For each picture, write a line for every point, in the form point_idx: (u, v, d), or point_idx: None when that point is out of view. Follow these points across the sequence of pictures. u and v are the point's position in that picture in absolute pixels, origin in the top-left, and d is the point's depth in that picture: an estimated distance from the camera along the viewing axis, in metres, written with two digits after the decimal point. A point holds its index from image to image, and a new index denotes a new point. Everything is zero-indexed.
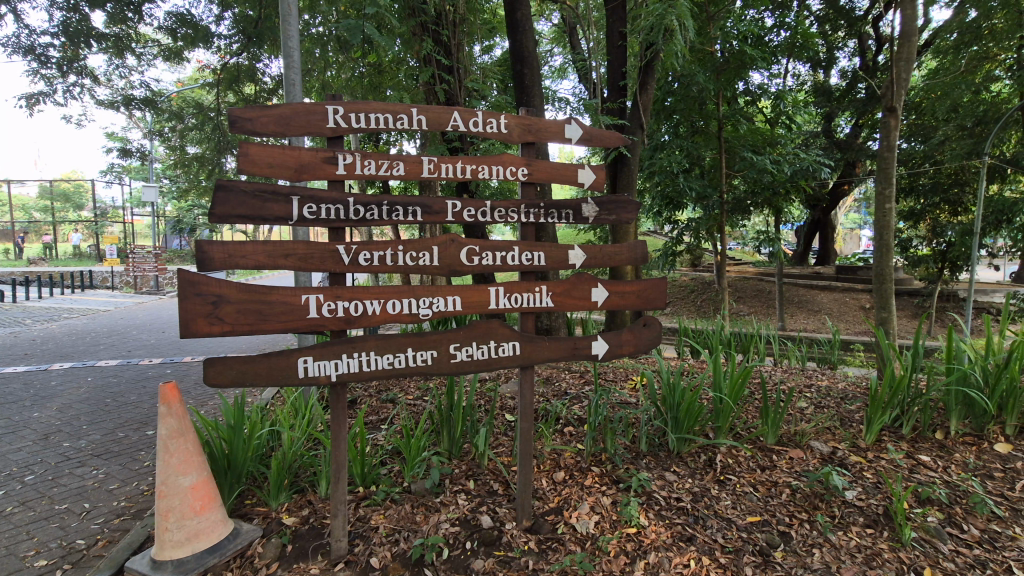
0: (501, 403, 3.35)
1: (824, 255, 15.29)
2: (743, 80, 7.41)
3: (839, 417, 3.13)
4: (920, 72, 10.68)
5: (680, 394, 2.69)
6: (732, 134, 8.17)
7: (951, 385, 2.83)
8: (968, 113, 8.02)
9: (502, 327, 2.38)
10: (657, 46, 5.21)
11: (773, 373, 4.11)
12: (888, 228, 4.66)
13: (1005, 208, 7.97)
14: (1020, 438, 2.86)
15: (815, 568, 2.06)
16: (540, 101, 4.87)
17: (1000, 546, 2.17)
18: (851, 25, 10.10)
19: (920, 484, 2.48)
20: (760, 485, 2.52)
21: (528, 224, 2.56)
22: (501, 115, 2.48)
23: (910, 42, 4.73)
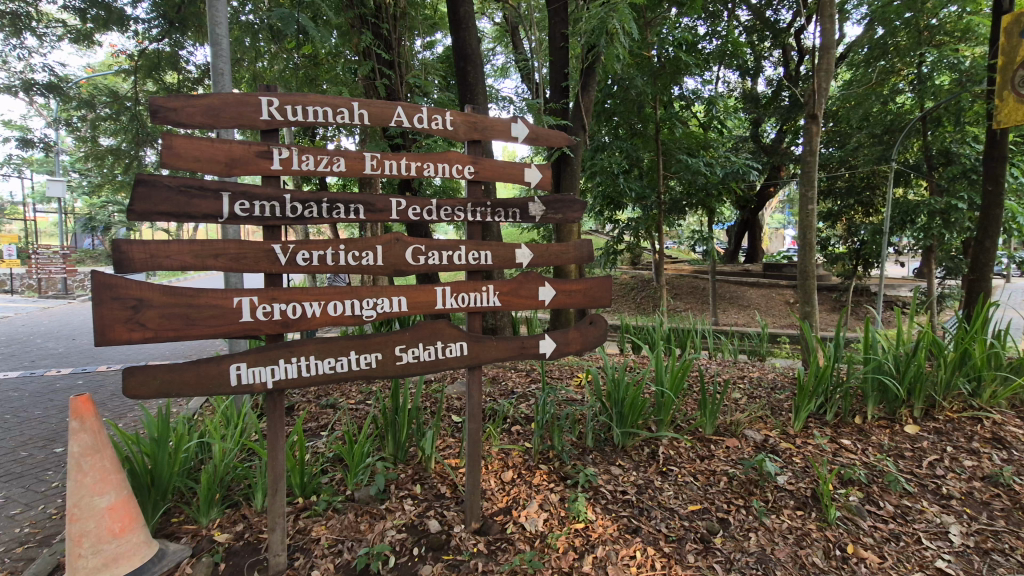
0: (447, 405, 3.30)
1: (753, 253, 16.21)
2: (679, 85, 7.71)
3: (770, 406, 3.31)
4: (836, 83, 11.51)
5: (624, 390, 2.75)
6: (668, 137, 8.49)
7: (868, 372, 3.06)
8: (877, 122, 8.50)
9: (449, 327, 2.33)
10: (599, 49, 5.32)
11: (709, 367, 4.30)
12: (810, 228, 5.00)
13: (910, 210, 8.71)
14: (925, 419, 3.14)
15: (752, 551, 2.16)
16: (483, 100, 4.84)
17: (911, 519, 2.37)
18: (775, 36, 10.75)
19: (842, 466, 2.66)
20: (700, 474, 2.62)
21: (475, 223, 2.53)
22: (446, 112, 2.43)
23: (829, 54, 5.08)
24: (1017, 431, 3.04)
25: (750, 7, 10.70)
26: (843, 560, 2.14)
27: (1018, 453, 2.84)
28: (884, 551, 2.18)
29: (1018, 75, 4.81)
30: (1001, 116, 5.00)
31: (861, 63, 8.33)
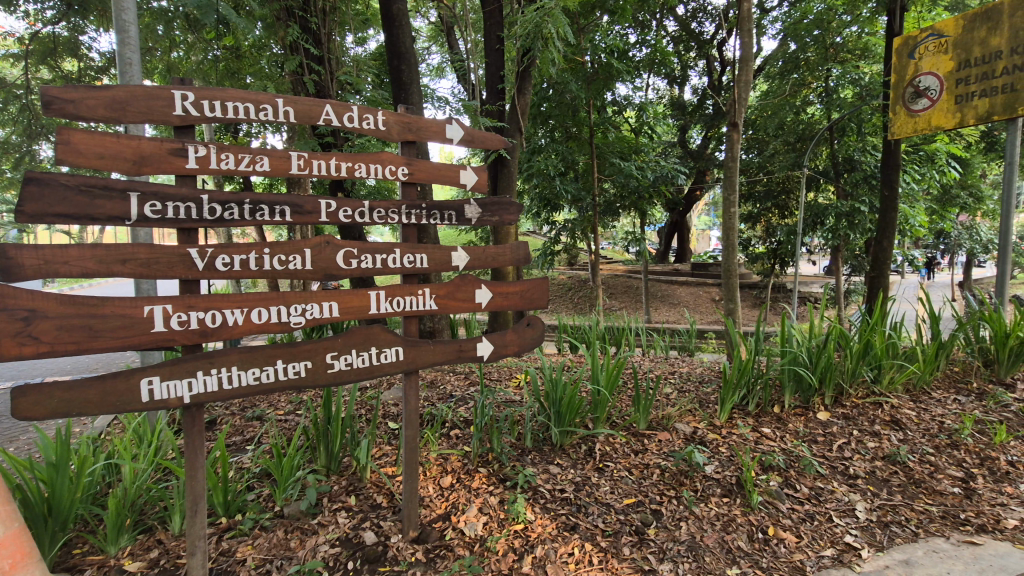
0: (383, 412, 3.21)
1: (682, 253, 17.00)
2: (611, 90, 7.96)
3: (697, 399, 3.47)
4: (754, 93, 12.29)
5: (562, 389, 2.79)
6: (602, 141, 8.74)
7: (784, 364, 3.28)
8: (791, 131, 9.16)
9: (384, 331, 2.27)
10: (534, 52, 5.39)
11: (642, 363, 4.46)
12: (733, 229, 5.30)
13: (819, 213, 9.44)
14: (835, 406, 3.41)
15: (683, 539, 2.26)
16: (418, 99, 4.77)
17: (823, 499, 2.56)
18: (700, 47, 11.33)
19: (763, 453, 2.83)
20: (634, 468, 2.70)
21: (409, 225, 2.47)
22: (378, 111, 2.36)
23: (747, 66, 5.41)
24: (911, 413, 3.37)
25: (676, 19, 11.24)
26: (765, 541, 2.27)
27: (911, 433, 3.14)
28: (800, 531, 2.34)
29: (907, 92, 5.33)
30: (894, 128, 5.52)
31: (776, 75, 8.94)
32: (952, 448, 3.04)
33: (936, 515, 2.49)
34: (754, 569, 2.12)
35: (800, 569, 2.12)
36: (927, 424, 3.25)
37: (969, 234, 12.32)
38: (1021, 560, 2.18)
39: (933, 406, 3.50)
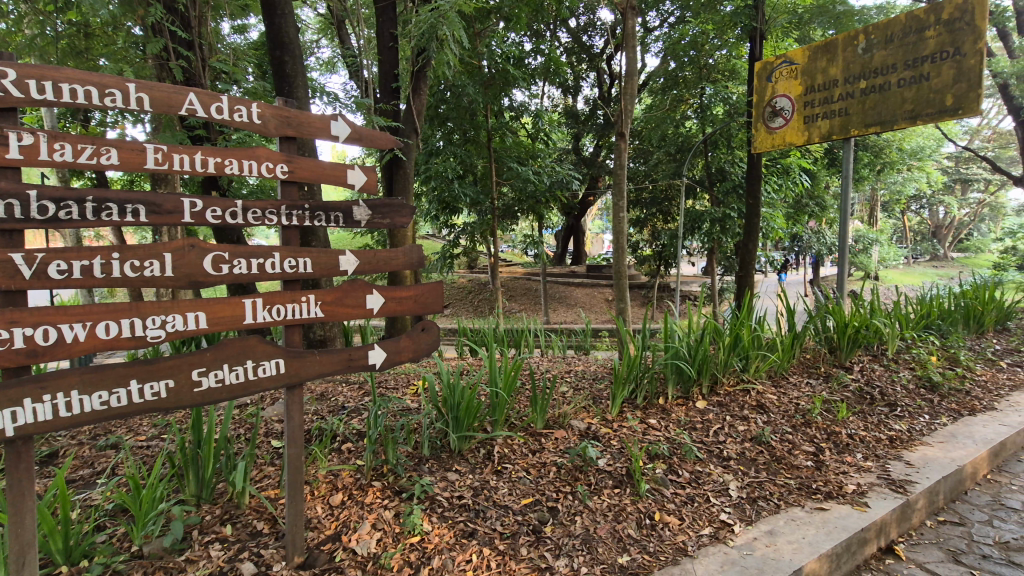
0: (265, 430, 2.97)
1: (578, 255, 17.77)
2: (508, 95, 8.10)
3: (591, 395, 3.61)
4: (640, 105, 13.17)
5: (459, 394, 2.75)
6: (500, 145, 8.86)
7: (667, 358, 3.52)
8: (672, 142, 9.94)
9: (262, 342, 2.07)
10: (430, 53, 5.32)
11: (539, 363, 4.56)
12: (622, 232, 5.63)
13: (697, 219, 10.33)
14: (711, 395, 3.72)
15: (577, 533, 2.32)
16: (304, 94, 4.50)
17: (701, 482, 2.78)
18: (590, 60, 11.91)
19: (650, 443, 3.01)
20: (532, 467, 2.74)
21: (291, 228, 2.29)
22: (252, 103, 2.15)
23: (632, 80, 5.78)
24: (773, 397, 3.78)
25: (569, 31, 11.71)
26: (651, 527, 2.41)
27: (774, 416, 3.52)
28: (682, 513, 2.52)
29: (766, 110, 6.05)
30: (756, 143, 6.27)
31: (659, 90, 9.64)
32: (806, 426, 3.45)
33: (793, 487, 2.81)
34: (643, 555, 2.23)
35: (683, 550, 2.27)
36: (785, 406, 3.66)
37: (816, 238, 14.18)
38: (859, 520, 2.52)
39: (791, 389, 3.95)
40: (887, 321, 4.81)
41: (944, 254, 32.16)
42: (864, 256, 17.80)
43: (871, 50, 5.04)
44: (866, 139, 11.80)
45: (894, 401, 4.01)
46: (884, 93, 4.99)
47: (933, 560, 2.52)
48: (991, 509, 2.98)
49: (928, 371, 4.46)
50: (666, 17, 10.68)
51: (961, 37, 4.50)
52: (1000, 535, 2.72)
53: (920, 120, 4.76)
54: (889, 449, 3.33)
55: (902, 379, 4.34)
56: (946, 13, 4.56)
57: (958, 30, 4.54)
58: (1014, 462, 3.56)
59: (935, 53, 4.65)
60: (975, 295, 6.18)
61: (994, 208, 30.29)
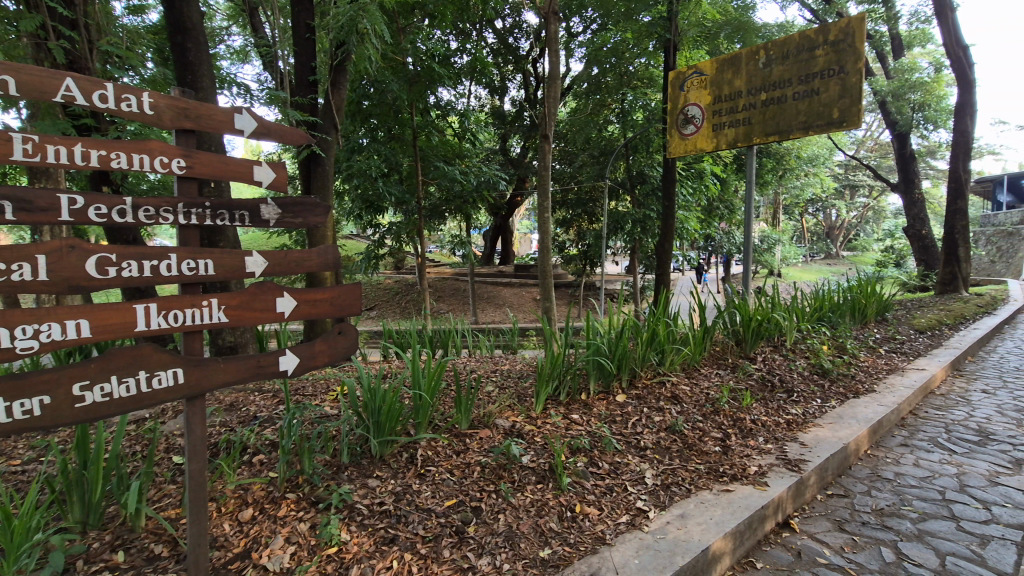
0: (165, 445, 2.76)
1: (506, 255, 17.95)
2: (434, 94, 8.01)
3: (516, 394, 3.65)
4: (564, 108, 13.49)
5: (380, 398, 2.69)
6: (426, 144, 8.75)
7: (589, 355, 3.64)
8: (596, 146, 10.27)
9: (156, 350, 1.91)
10: (350, 47, 5.16)
11: (465, 364, 4.55)
12: (547, 232, 5.75)
13: (619, 220, 10.75)
14: (630, 388, 3.89)
15: (500, 531, 2.34)
16: (210, 84, 4.21)
17: (619, 472, 2.89)
18: (516, 62, 12.02)
19: (572, 438, 3.10)
20: (455, 469, 2.73)
21: (191, 228, 2.13)
22: (142, 92, 1.98)
23: (554, 85, 5.93)
24: (686, 388, 4.01)
25: (495, 32, 11.75)
26: (572, 519, 2.47)
27: (687, 406, 3.74)
28: (601, 504, 2.61)
29: (679, 118, 6.40)
30: (671, 148, 6.62)
31: (583, 94, 9.92)
32: (714, 414, 3.69)
33: (703, 472, 2.99)
34: (564, 547, 2.28)
35: (601, 539, 2.35)
36: (697, 396, 3.90)
37: (727, 238, 15.21)
38: (759, 498, 2.73)
39: (702, 380, 4.22)
40: (786, 314, 5.25)
41: (835, 252, 35.58)
42: (768, 255, 19.32)
43: (770, 65, 5.47)
44: (769, 147, 12.79)
45: (791, 387, 4.38)
46: (782, 105, 5.42)
47: (822, 530, 2.79)
48: (870, 481, 3.33)
49: (820, 359, 4.92)
50: (588, 24, 11.02)
51: (846, 56, 4.99)
52: (877, 503, 3.05)
53: (812, 130, 5.22)
54: (787, 431, 3.64)
55: (798, 367, 4.76)
56: (833, 34, 5.04)
57: (842, 50, 5.03)
58: (889, 437, 4.00)
59: (824, 70, 5.12)
60: (859, 290, 6.88)
61: (876, 212, 33.86)
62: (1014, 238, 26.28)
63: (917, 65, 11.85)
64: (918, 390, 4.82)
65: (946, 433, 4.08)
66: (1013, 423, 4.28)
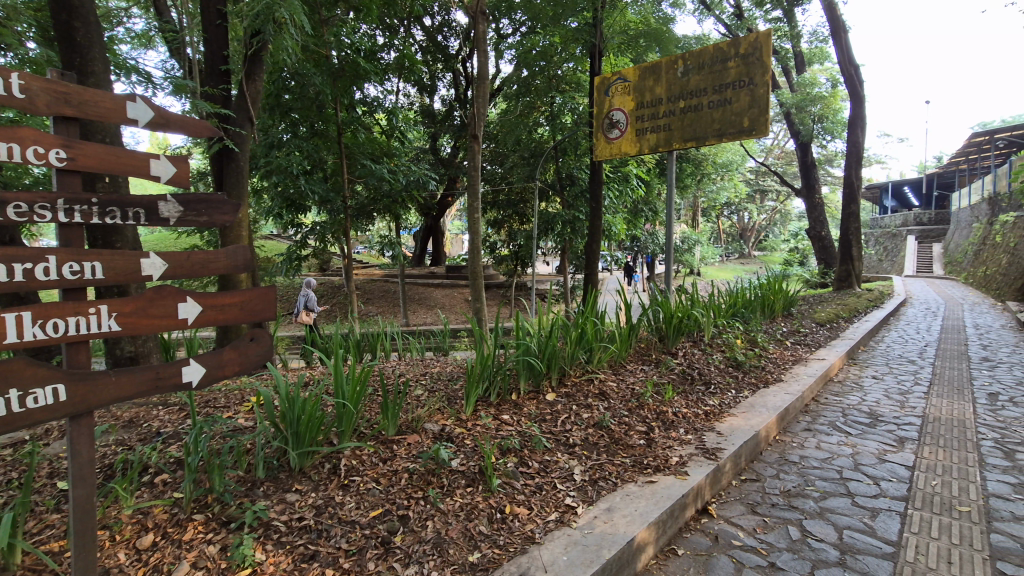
0: (49, 470, 2.47)
1: (437, 255, 17.75)
2: (359, 89, 7.76)
3: (446, 396, 3.59)
4: (495, 109, 13.54)
5: (299, 407, 2.55)
6: (351, 141, 8.44)
7: (519, 355, 3.66)
8: (526, 147, 10.40)
9: (30, 365, 1.70)
10: (265, 36, 4.88)
11: (394, 367, 4.43)
12: (477, 233, 5.73)
13: (549, 221, 10.94)
14: (559, 386, 3.94)
15: (428, 538, 2.28)
16: (103, 69, 3.83)
17: (548, 470, 2.92)
18: (446, 61, 11.91)
19: (502, 438, 3.09)
20: (382, 477, 2.64)
21: (75, 227, 1.91)
22: (10, 73, 1.75)
23: (482, 85, 5.93)
24: (613, 384, 4.13)
25: (423, 30, 11.57)
26: (502, 520, 2.46)
27: (613, 401, 3.85)
28: (531, 503, 2.62)
29: (605, 122, 6.60)
30: (598, 151, 6.81)
31: (513, 95, 9.99)
32: (639, 409, 3.82)
33: (628, 465, 3.09)
34: (494, 549, 2.27)
35: (531, 538, 2.36)
36: (623, 392, 4.02)
37: (651, 239, 15.91)
38: (680, 487, 2.86)
39: (628, 376, 4.36)
40: (704, 311, 5.55)
41: (748, 253, 38.18)
42: (688, 254, 20.42)
43: (688, 74, 5.75)
44: (688, 152, 13.49)
45: (709, 380, 4.63)
46: (698, 112, 5.72)
47: (737, 514, 2.95)
48: (778, 464, 3.58)
49: (735, 352, 5.24)
50: (518, 26, 11.12)
51: (755, 69, 5.32)
52: (784, 485, 3.29)
53: (726, 137, 5.53)
54: (705, 422, 3.84)
55: (715, 360, 5.04)
56: (743, 48, 5.36)
57: (751, 63, 5.35)
58: (795, 423, 4.33)
59: (736, 81, 5.44)
60: (768, 287, 7.42)
61: (783, 215, 36.70)
62: (896, 239, 29.43)
63: (817, 81, 12.95)
64: (819, 378, 5.26)
65: (843, 417, 4.47)
66: (897, 405, 4.76)
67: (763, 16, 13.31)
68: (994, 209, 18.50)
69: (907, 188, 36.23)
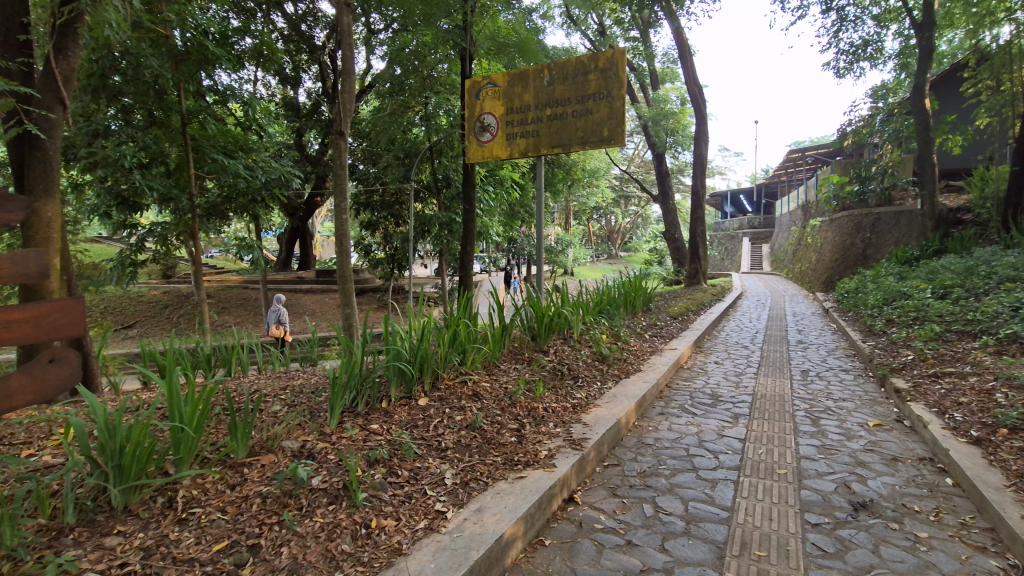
0: None
1: (306, 259, 16.67)
2: (208, 76, 6.99)
3: (308, 410, 3.35)
4: (366, 106, 13.04)
5: (122, 436, 2.20)
6: (200, 133, 7.60)
7: (388, 361, 3.53)
8: (401, 147, 10.20)
9: None
10: (82, 6, 4.19)
11: (250, 383, 4.04)
12: (346, 235, 5.45)
13: (426, 223, 10.81)
14: (432, 390, 3.88)
15: (283, 566, 2.11)
16: None
17: (419, 477, 2.87)
18: (311, 52, 11.18)
19: (369, 449, 2.96)
20: (229, 506, 2.38)
21: None
22: None
23: (349, 80, 5.66)
24: (486, 385, 4.16)
25: (285, 16, 10.72)
26: (367, 535, 2.36)
27: (487, 402, 3.88)
28: (399, 513, 2.54)
29: (476, 125, 6.67)
30: (470, 154, 6.84)
31: (386, 92, 9.70)
32: (511, 406, 3.91)
33: (499, 464, 3.14)
34: (357, 567, 2.16)
35: (397, 550, 2.28)
36: (497, 391, 4.08)
37: (527, 241, 16.50)
38: (548, 480, 2.96)
39: (501, 375, 4.44)
40: (574, 309, 5.83)
41: (615, 253, 41.18)
42: (561, 256, 21.51)
43: (553, 83, 6.03)
44: (560, 159, 14.20)
45: (577, 374, 4.90)
46: (563, 121, 6.02)
47: (599, 499, 3.14)
48: (636, 448, 3.88)
49: (600, 347, 5.60)
50: (389, 23, 10.84)
51: (612, 83, 5.73)
52: (641, 466, 3.57)
53: (588, 145, 5.87)
54: (572, 414, 4.05)
55: (583, 356, 5.34)
56: (602, 62, 5.75)
57: (609, 77, 5.77)
58: (652, 409, 4.73)
59: (596, 93, 5.81)
60: (630, 285, 8.04)
61: (644, 219, 40.21)
62: (734, 240, 33.75)
63: (669, 98, 14.35)
64: (672, 366, 5.82)
65: (691, 400, 4.99)
66: (733, 386, 5.44)
67: (622, 35, 14.45)
68: (806, 215, 22.04)
69: (743, 196, 41.70)
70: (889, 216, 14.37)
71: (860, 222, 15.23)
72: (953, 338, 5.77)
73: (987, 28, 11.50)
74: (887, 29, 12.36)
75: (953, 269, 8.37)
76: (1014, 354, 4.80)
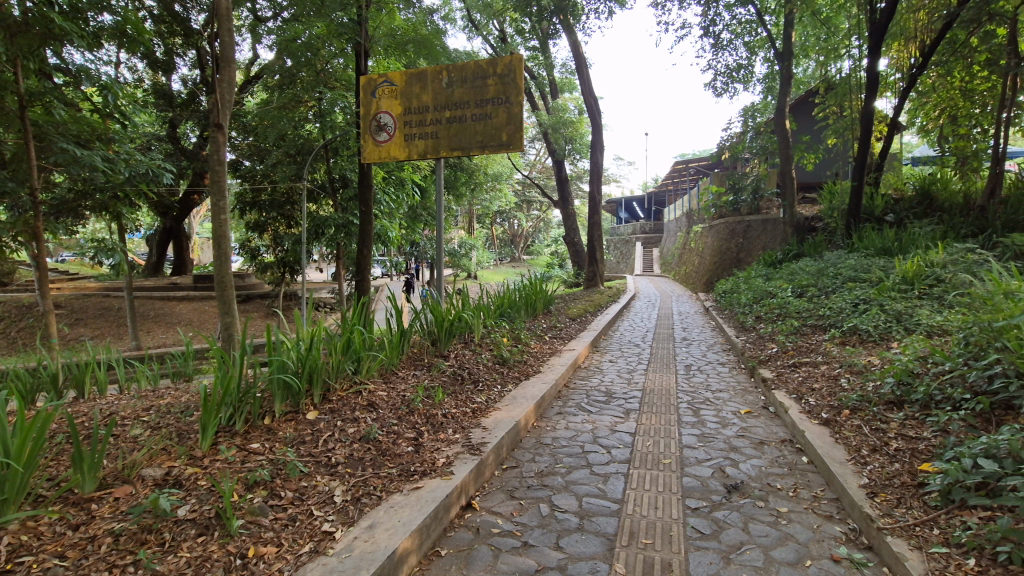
0: None
1: (182, 263, 15.12)
2: (54, 53, 6.09)
3: (176, 432, 3.00)
4: (252, 98, 12.11)
5: None
6: (45, 118, 6.60)
7: (271, 374, 3.26)
8: (292, 143, 9.60)
9: None
10: None
11: (105, 405, 3.56)
12: (226, 237, 4.99)
13: (320, 224, 10.27)
14: (323, 402, 3.65)
15: None
16: None
17: (305, 497, 2.68)
18: (186, 35, 10.14)
19: (248, 471, 2.71)
20: (70, 550, 2.07)
21: None
22: None
23: (228, 69, 5.20)
24: (382, 393, 4.00)
25: None
26: (243, 566, 2.16)
27: (383, 412, 3.72)
28: (281, 539, 2.35)
29: (372, 124, 6.39)
30: (366, 153, 6.54)
31: (275, 85, 9.08)
32: (408, 415, 3.79)
33: (394, 475, 3.03)
34: None
35: None
36: (393, 399, 3.94)
37: (429, 244, 16.29)
38: (444, 488, 2.91)
39: (399, 382, 4.30)
40: (474, 313, 5.81)
41: (518, 257, 41.96)
42: (465, 259, 21.50)
43: (452, 85, 6.00)
44: (462, 162, 14.18)
45: (476, 378, 4.89)
46: (463, 123, 6.00)
47: (496, 503, 3.15)
48: (534, 449, 3.95)
49: (500, 350, 5.64)
50: (278, 10, 10.13)
51: (510, 88, 5.83)
52: (538, 466, 3.64)
53: (487, 149, 5.90)
54: (472, 419, 4.04)
55: (483, 359, 5.34)
56: (500, 67, 5.83)
57: (507, 83, 5.85)
58: (550, 409, 4.85)
59: (494, 98, 5.88)
60: (531, 288, 8.20)
61: (546, 223, 41.40)
62: (628, 244, 35.86)
63: (567, 107, 14.86)
64: (570, 366, 6.03)
65: (586, 398, 5.18)
66: (625, 382, 5.76)
67: (522, 43, 14.74)
68: (689, 221, 23.99)
69: (636, 203, 44.39)
70: (758, 224, 16.06)
71: (734, 228, 16.85)
72: (808, 331, 6.54)
73: (833, 61, 13.24)
74: (755, 55, 13.80)
75: (808, 271, 9.52)
76: (854, 343, 5.54)
